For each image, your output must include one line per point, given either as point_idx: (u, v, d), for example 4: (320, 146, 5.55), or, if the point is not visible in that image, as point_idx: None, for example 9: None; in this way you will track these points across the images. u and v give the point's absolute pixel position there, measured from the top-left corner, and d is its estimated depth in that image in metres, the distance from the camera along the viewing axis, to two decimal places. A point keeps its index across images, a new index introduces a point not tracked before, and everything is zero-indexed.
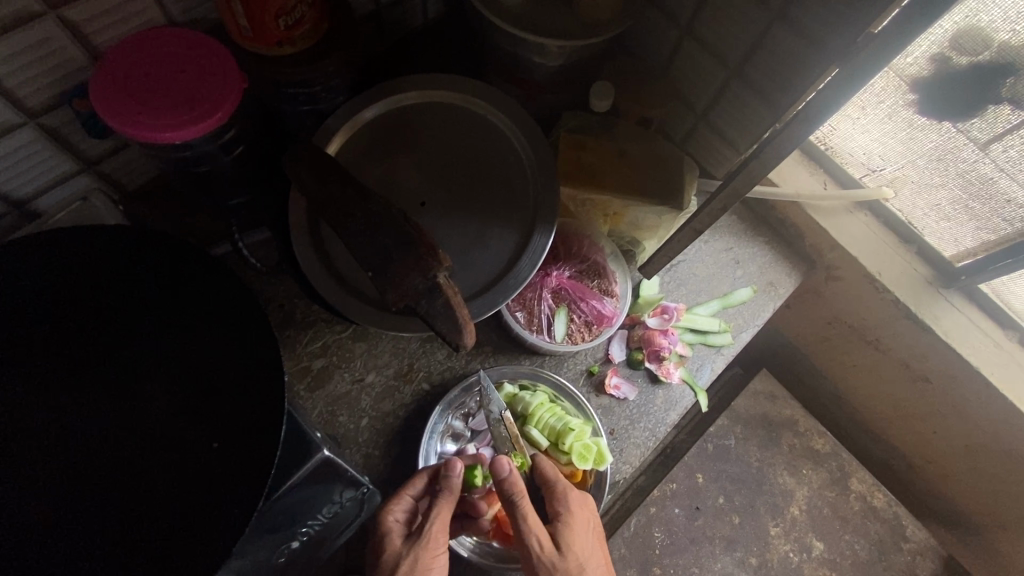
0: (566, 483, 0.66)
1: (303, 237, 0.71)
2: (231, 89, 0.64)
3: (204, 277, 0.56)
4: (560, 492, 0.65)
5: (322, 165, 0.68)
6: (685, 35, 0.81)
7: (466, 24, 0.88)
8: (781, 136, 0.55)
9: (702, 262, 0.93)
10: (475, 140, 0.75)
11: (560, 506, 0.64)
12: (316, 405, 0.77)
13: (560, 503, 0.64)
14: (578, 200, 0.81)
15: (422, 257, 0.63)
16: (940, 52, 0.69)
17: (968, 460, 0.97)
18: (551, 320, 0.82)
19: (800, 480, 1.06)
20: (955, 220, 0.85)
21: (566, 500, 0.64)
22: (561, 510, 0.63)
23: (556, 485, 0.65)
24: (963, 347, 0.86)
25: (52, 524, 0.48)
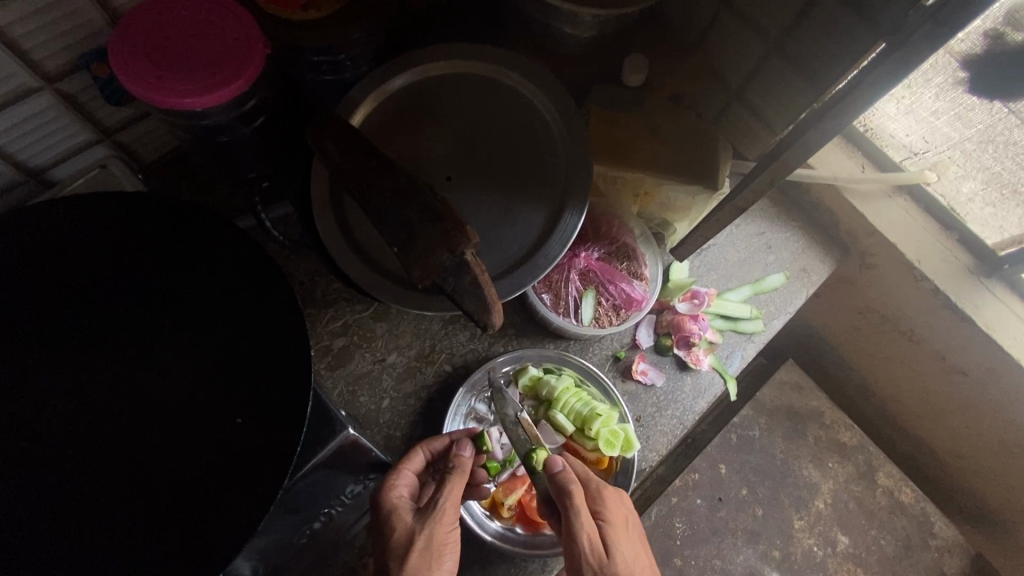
0: (600, 483, 0.62)
1: (327, 212, 0.68)
2: (254, 54, 0.62)
3: (227, 247, 0.54)
4: (596, 490, 0.61)
5: (347, 137, 0.66)
6: (722, 8, 0.78)
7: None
8: (832, 113, 0.52)
9: (733, 246, 0.90)
10: (503, 113, 0.72)
11: (599, 505, 0.60)
12: (336, 385, 0.75)
13: (600, 501, 0.60)
14: (608, 178, 0.78)
15: (449, 234, 0.61)
16: (994, 29, 0.66)
17: (1002, 456, 0.94)
18: (578, 303, 0.79)
19: (826, 473, 1.03)
20: (1005, 205, 0.82)
21: (603, 499, 0.61)
22: (600, 509, 0.60)
23: (591, 484, 0.62)
24: (1005, 339, 0.83)
25: (77, 498, 0.47)
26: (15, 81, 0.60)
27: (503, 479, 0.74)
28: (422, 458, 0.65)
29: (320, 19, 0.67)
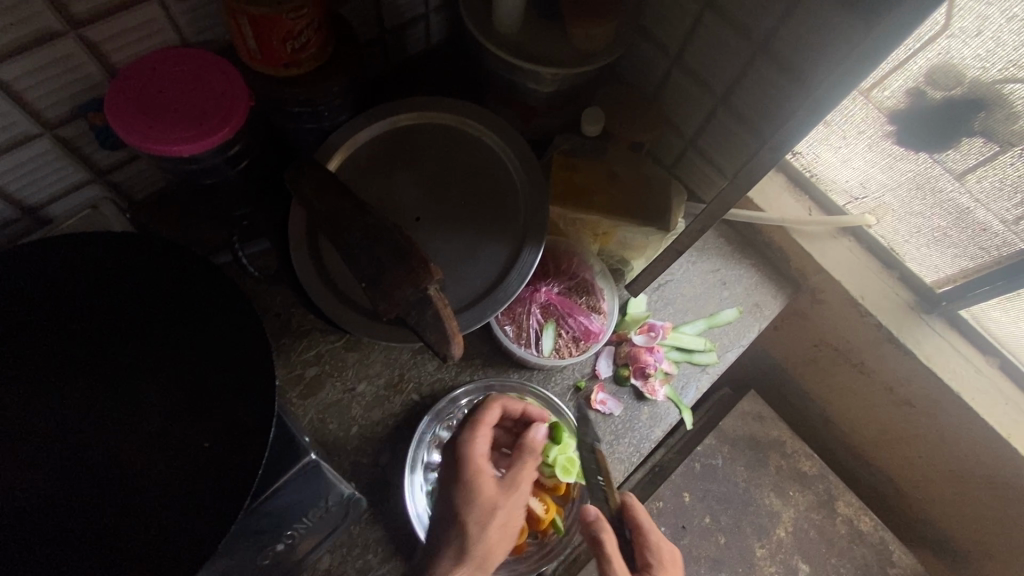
0: (658, 534, 0.67)
1: (303, 249, 0.74)
2: (238, 105, 0.68)
3: (204, 284, 0.58)
4: (652, 542, 0.66)
5: (323, 180, 0.72)
6: (674, 65, 0.86)
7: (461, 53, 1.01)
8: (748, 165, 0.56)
9: (689, 282, 0.96)
10: (468, 158, 0.78)
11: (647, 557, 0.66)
12: (307, 412, 0.79)
13: (653, 552, 0.66)
14: (568, 219, 0.84)
15: (415, 269, 0.66)
16: (916, 86, 0.73)
17: (952, 484, 0.98)
18: (539, 335, 0.83)
19: (787, 502, 1.06)
20: (934, 249, 0.86)
21: (658, 553, 0.66)
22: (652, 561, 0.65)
23: (647, 537, 0.66)
24: (944, 372, 0.88)
25: (48, 516, 0.50)
26: (18, 128, 0.65)
27: None
28: (497, 411, 0.74)
29: (302, 75, 0.73)
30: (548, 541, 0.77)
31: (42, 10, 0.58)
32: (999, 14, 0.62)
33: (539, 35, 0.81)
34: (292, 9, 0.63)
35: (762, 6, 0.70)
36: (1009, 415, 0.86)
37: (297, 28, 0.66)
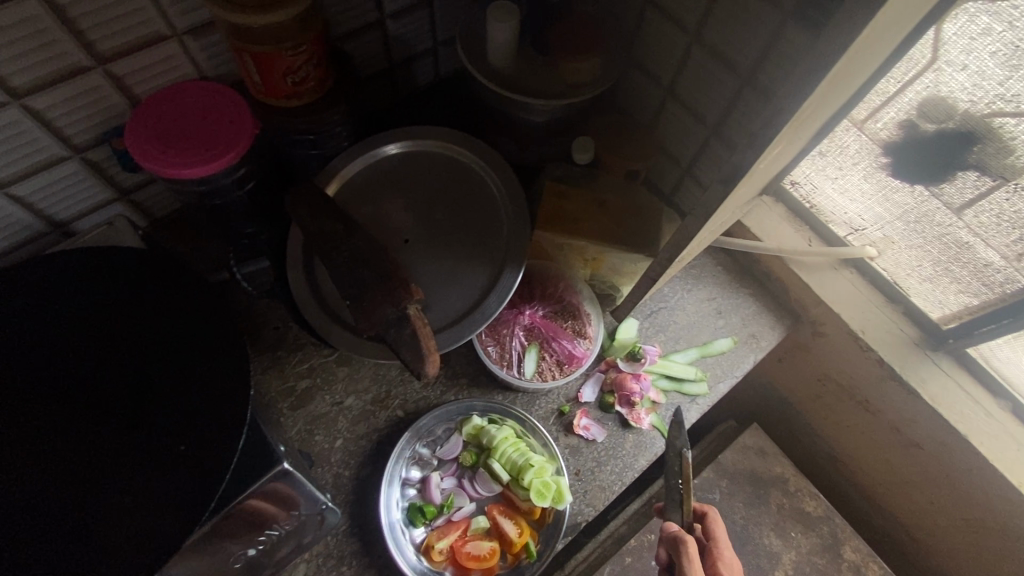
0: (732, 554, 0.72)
1: (297, 267, 0.78)
2: (244, 133, 0.74)
3: (192, 296, 0.62)
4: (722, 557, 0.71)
5: (317, 204, 0.76)
6: (667, 97, 0.88)
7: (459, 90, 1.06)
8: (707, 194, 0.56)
9: (683, 309, 0.95)
10: (456, 185, 0.82)
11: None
12: (295, 423, 0.82)
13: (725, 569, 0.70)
14: (557, 245, 0.85)
15: (393, 289, 0.69)
16: (908, 118, 0.72)
17: (969, 535, 0.92)
18: (522, 357, 0.84)
19: (787, 543, 1.02)
20: (939, 283, 0.83)
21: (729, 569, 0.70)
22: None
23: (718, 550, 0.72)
24: (950, 414, 0.83)
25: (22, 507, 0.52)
26: (49, 151, 0.73)
27: (439, 523, 0.79)
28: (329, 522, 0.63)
29: (305, 106, 0.78)
30: (519, 566, 0.77)
31: (73, 48, 0.65)
32: (982, 48, 0.62)
33: (532, 69, 0.85)
34: (291, 46, 0.69)
35: (744, 39, 0.71)
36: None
37: (296, 64, 0.72)
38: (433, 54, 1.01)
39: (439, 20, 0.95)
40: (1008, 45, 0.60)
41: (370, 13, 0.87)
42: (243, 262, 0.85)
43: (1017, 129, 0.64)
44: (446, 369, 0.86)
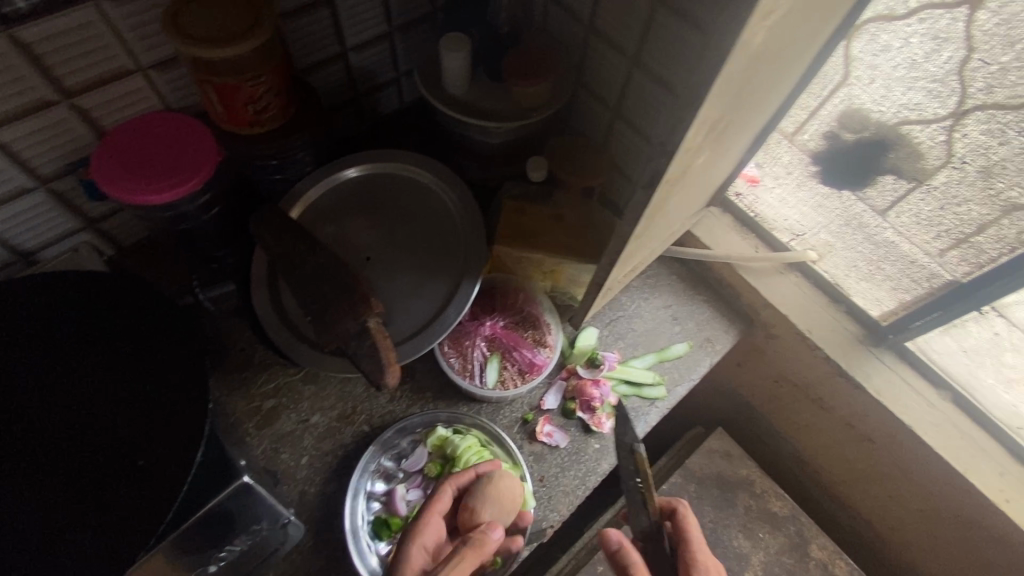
0: (704, 553, 0.73)
1: (262, 287, 0.81)
2: (208, 159, 0.77)
3: (147, 310, 0.63)
4: (694, 560, 0.72)
5: (281, 224, 0.79)
6: (615, 116, 0.94)
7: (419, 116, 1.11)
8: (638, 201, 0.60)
9: (641, 317, 0.99)
10: (416, 204, 0.85)
11: None
12: (261, 442, 0.82)
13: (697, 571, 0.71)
14: (515, 257, 0.88)
15: (356, 302, 0.72)
16: (830, 129, 0.78)
17: (926, 525, 0.95)
18: (483, 367, 0.87)
19: (756, 544, 1.03)
20: (872, 281, 0.89)
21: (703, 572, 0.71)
22: None
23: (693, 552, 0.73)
24: (895, 407, 0.87)
25: None
26: (15, 183, 0.75)
27: None
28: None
29: (267, 132, 0.82)
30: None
31: (40, 83, 0.69)
32: (885, 62, 0.68)
33: (486, 94, 0.90)
34: (252, 77, 0.74)
35: (676, 62, 0.77)
36: (965, 449, 0.85)
37: (258, 94, 0.76)
38: (398, 83, 1.07)
39: (401, 51, 1.01)
40: (906, 60, 0.66)
41: (333, 46, 0.92)
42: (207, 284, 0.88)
43: (923, 134, 0.70)
44: (411, 383, 0.87)
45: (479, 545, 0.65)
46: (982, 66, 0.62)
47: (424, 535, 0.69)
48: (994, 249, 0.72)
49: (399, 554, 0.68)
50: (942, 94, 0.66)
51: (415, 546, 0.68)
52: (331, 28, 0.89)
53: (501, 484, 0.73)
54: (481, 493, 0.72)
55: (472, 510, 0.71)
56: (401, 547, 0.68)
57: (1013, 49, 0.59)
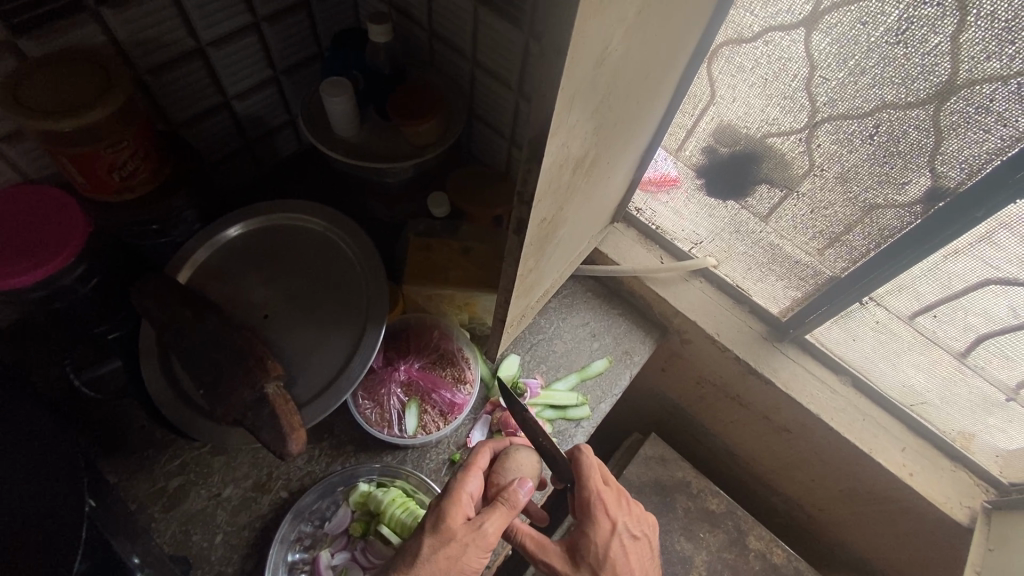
0: (596, 493, 0.78)
1: (152, 362, 0.75)
2: (75, 231, 0.70)
3: (8, 407, 0.57)
4: (586, 502, 0.78)
5: (164, 291, 0.74)
6: (511, 145, 0.94)
7: (319, 158, 1.08)
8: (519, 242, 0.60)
9: (561, 337, 0.99)
10: (315, 255, 0.83)
11: (583, 522, 0.78)
12: (169, 526, 0.77)
13: (586, 514, 0.78)
14: (426, 295, 0.87)
15: (251, 370, 0.69)
16: (707, 144, 0.81)
17: (848, 503, 1.00)
18: (402, 414, 0.85)
19: (698, 544, 1.06)
20: (768, 281, 0.92)
21: (592, 512, 0.78)
22: (585, 522, 0.78)
23: (585, 493, 0.78)
24: (803, 397, 0.92)
25: None
26: None
27: None
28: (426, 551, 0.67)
29: (137, 196, 0.77)
30: None
31: None
32: (742, 82, 0.71)
33: (378, 134, 0.89)
34: (109, 144, 0.69)
35: None
36: (868, 430, 0.90)
37: (119, 161, 0.71)
38: (292, 125, 1.03)
39: (290, 94, 0.97)
40: (760, 79, 0.70)
41: (212, 96, 0.87)
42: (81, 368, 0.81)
43: (784, 146, 0.73)
44: (330, 439, 0.84)
45: (514, 496, 0.71)
46: (823, 82, 0.64)
47: (466, 485, 0.71)
48: (863, 246, 0.76)
49: (440, 500, 0.70)
50: (794, 108, 0.69)
51: (459, 495, 0.70)
52: (206, 79, 0.85)
53: (532, 452, 0.78)
54: (512, 455, 0.76)
55: (506, 468, 0.75)
56: (444, 495, 0.70)
57: (847, 66, 0.61)
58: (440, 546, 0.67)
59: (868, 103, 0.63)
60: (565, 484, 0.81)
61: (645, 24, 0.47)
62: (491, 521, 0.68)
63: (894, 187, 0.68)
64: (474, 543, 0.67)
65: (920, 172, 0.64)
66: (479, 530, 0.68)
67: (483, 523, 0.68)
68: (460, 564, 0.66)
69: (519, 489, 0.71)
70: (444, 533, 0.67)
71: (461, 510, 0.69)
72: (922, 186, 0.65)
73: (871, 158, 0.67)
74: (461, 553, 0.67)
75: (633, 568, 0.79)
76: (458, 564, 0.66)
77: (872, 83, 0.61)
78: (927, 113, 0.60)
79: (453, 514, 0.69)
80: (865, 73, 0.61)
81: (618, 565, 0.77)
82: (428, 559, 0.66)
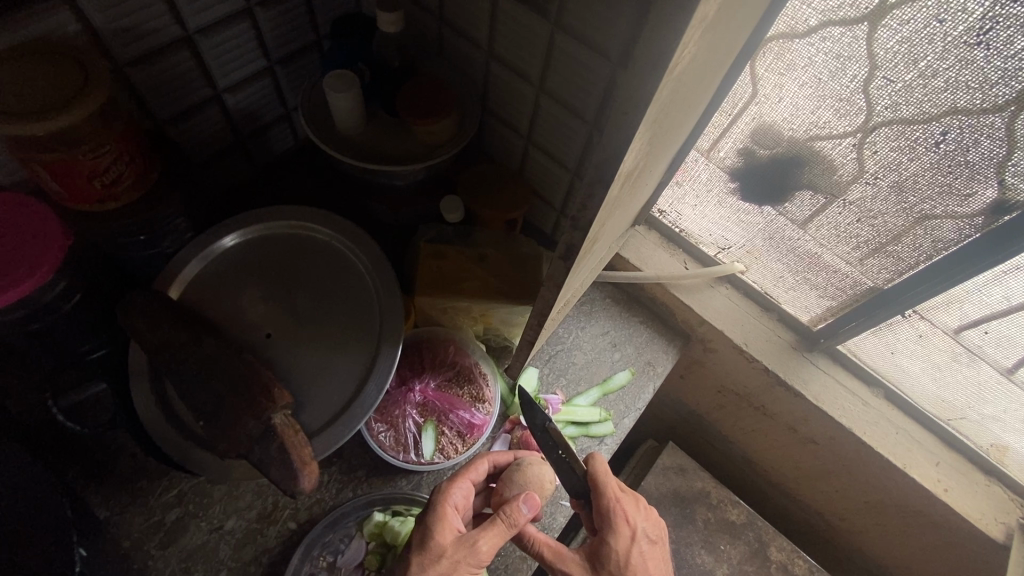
0: (611, 498, 0.69)
1: (144, 388, 0.69)
2: (52, 245, 0.63)
3: None
4: (602, 508, 0.69)
5: (154, 312, 0.66)
6: (528, 144, 0.86)
7: (318, 155, 1.00)
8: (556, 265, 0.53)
9: (581, 349, 0.95)
10: (319, 266, 0.76)
11: (601, 529, 0.69)
12: (167, 563, 0.71)
13: (604, 520, 0.69)
14: (438, 307, 0.80)
15: (257, 400, 0.63)
16: (745, 146, 0.75)
17: (874, 514, 0.98)
18: (418, 438, 0.80)
19: (718, 557, 1.03)
20: (800, 290, 0.88)
21: (609, 517, 0.69)
22: (603, 528, 0.69)
23: (601, 498, 0.70)
24: (834, 409, 0.88)
25: None
26: None
27: None
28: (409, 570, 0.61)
29: (121, 207, 0.70)
30: None
31: None
32: (791, 82, 0.65)
33: (386, 133, 0.82)
34: (89, 149, 0.62)
35: (584, 90, 0.71)
36: (902, 444, 0.87)
37: (101, 167, 0.64)
38: (288, 120, 0.95)
39: (286, 86, 0.89)
40: (812, 78, 0.63)
41: (200, 90, 0.79)
42: (61, 394, 0.74)
43: (834, 151, 0.68)
44: (340, 463, 0.79)
45: (513, 513, 0.64)
46: (886, 84, 0.59)
47: (454, 496, 0.66)
48: (912, 257, 0.72)
49: (427, 513, 0.65)
50: (849, 112, 0.63)
51: (446, 507, 0.65)
52: (194, 71, 0.76)
53: (541, 467, 0.71)
54: (517, 471, 0.70)
55: (511, 485, 0.69)
56: (430, 507, 0.65)
57: (916, 68, 0.56)
58: (430, 563, 0.61)
59: (936, 107, 0.58)
60: (580, 492, 0.73)
61: (720, 22, 0.40)
62: (485, 537, 0.62)
63: (958, 198, 0.63)
64: (465, 560, 0.61)
65: (988, 184, 0.60)
66: (471, 548, 0.62)
67: (475, 538, 0.62)
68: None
69: (518, 503, 0.64)
70: (433, 550, 0.62)
71: (450, 523, 0.64)
72: (987, 198, 0.61)
73: (933, 167, 0.63)
74: (451, 571, 0.61)
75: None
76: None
77: (943, 87, 0.56)
78: (1003, 121, 0.55)
79: (441, 528, 0.63)
80: (937, 75, 0.55)
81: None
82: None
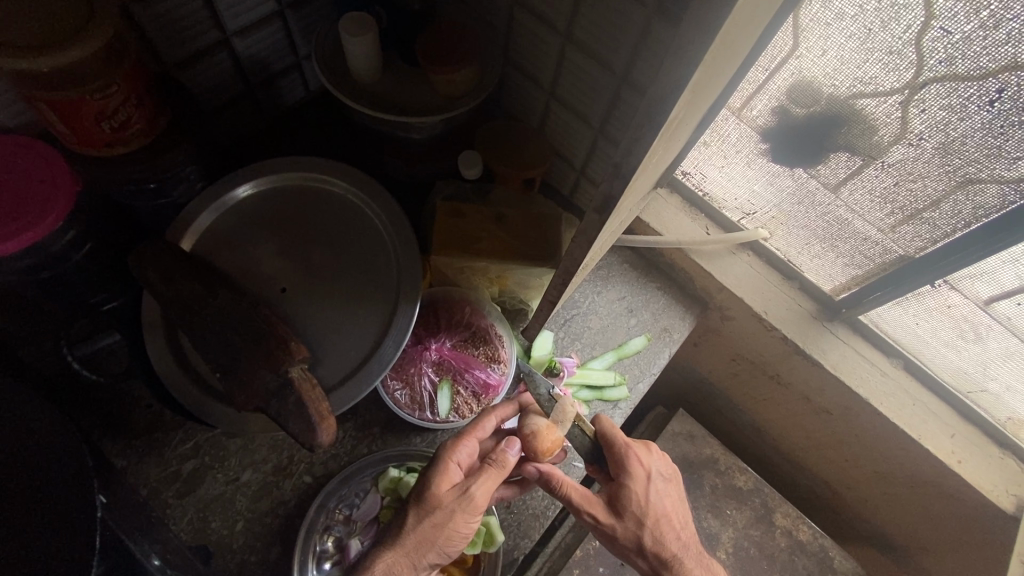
0: (627, 446, 0.70)
1: (158, 341, 0.67)
2: (61, 190, 0.60)
3: None
4: (619, 457, 0.69)
5: (168, 263, 0.65)
6: (550, 98, 0.82)
7: (329, 107, 0.96)
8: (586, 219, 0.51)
9: (596, 313, 0.94)
10: (334, 220, 0.74)
11: (619, 473, 0.69)
12: (186, 513, 0.73)
13: (619, 467, 0.69)
14: (456, 267, 0.79)
15: (273, 352, 0.62)
16: (780, 104, 0.71)
17: (881, 484, 0.99)
18: (434, 396, 0.79)
19: (724, 521, 1.04)
20: (826, 258, 0.86)
21: (624, 464, 0.69)
22: (619, 475, 0.69)
23: (617, 446, 0.70)
24: (853, 380, 0.87)
25: None
26: None
27: None
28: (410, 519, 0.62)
29: (129, 152, 0.67)
30: None
31: None
32: (838, 33, 0.61)
33: (403, 83, 0.78)
34: (97, 88, 0.59)
35: (615, 39, 0.67)
36: (918, 416, 0.86)
37: (110, 108, 0.61)
38: (299, 69, 0.90)
39: (297, 32, 0.84)
40: (861, 30, 0.59)
41: (208, 34, 0.75)
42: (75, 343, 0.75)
43: (877, 110, 0.64)
44: (355, 419, 0.80)
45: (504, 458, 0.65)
46: (943, 36, 0.55)
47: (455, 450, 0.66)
48: (947, 225, 0.69)
49: (430, 467, 0.65)
50: (899, 66, 0.59)
51: (447, 461, 0.65)
52: (202, 13, 0.72)
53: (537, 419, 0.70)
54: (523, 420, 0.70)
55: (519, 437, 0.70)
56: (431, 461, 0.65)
57: (978, 18, 0.52)
58: (426, 513, 0.62)
59: (993, 62, 0.54)
60: (591, 452, 0.72)
61: None
62: (478, 485, 0.63)
63: (1005, 161, 0.60)
64: (461, 509, 0.62)
65: None
66: (466, 497, 0.62)
67: (470, 490, 0.63)
68: (447, 533, 0.61)
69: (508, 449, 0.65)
70: (430, 500, 0.62)
71: (449, 477, 0.64)
72: None
73: (984, 128, 0.60)
74: (446, 522, 0.61)
75: (675, 516, 0.70)
76: (445, 534, 0.61)
77: (1004, 40, 0.52)
78: None
79: (439, 481, 0.64)
80: (999, 27, 0.52)
81: (659, 513, 0.69)
82: (414, 529, 0.61)
